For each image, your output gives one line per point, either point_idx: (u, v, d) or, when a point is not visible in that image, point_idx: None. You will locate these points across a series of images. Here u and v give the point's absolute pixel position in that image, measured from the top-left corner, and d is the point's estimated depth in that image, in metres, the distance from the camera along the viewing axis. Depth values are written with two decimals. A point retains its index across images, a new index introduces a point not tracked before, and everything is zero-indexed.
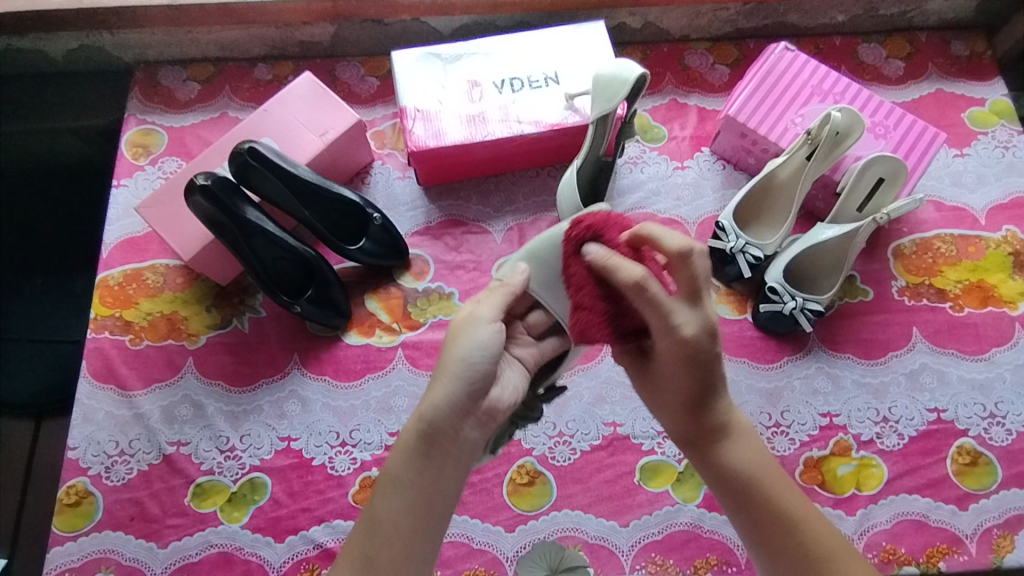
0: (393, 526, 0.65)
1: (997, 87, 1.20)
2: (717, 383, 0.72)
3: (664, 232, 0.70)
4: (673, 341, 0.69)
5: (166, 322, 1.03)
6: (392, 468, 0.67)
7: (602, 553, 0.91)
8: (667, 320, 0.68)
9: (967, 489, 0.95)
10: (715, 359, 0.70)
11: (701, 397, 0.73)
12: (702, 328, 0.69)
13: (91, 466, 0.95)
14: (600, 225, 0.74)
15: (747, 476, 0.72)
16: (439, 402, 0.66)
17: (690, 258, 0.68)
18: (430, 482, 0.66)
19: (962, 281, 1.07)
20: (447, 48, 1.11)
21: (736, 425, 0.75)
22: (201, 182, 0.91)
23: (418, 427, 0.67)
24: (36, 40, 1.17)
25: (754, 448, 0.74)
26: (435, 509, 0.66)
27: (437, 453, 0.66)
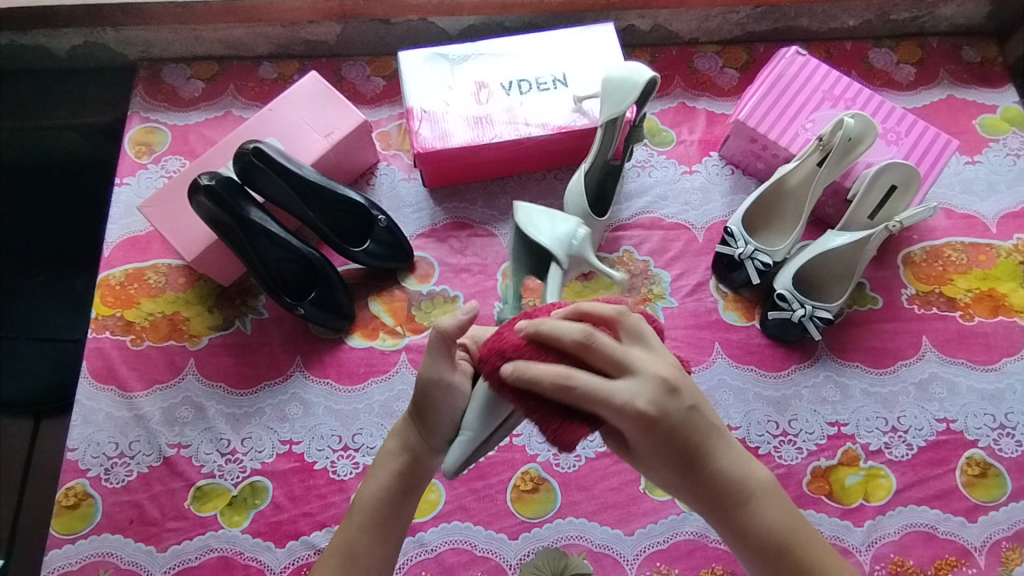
0: (369, 557, 0.70)
1: (1008, 94, 1.19)
2: (701, 439, 0.65)
3: (556, 324, 0.63)
4: (627, 419, 0.62)
5: (167, 323, 1.02)
6: (362, 501, 0.72)
7: (607, 561, 0.90)
8: (612, 403, 0.60)
9: (976, 501, 0.93)
10: (683, 417, 0.64)
11: (695, 462, 0.65)
12: (656, 389, 0.63)
13: (90, 468, 0.94)
14: (498, 346, 0.65)
15: (778, 539, 0.67)
16: (407, 445, 0.72)
17: (594, 338, 0.62)
18: (393, 514, 0.71)
19: (973, 290, 1.05)
20: (454, 49, 1.10)
21: (751, 482, 0.68)
22: (205, 182, 0.90)
23: (384, 466, 0.72)
24: (39, 37, 1.17)
25: (777, 498, 0.69)
26: (394, 536, 0.71)
27: (400, 488, 0.71)
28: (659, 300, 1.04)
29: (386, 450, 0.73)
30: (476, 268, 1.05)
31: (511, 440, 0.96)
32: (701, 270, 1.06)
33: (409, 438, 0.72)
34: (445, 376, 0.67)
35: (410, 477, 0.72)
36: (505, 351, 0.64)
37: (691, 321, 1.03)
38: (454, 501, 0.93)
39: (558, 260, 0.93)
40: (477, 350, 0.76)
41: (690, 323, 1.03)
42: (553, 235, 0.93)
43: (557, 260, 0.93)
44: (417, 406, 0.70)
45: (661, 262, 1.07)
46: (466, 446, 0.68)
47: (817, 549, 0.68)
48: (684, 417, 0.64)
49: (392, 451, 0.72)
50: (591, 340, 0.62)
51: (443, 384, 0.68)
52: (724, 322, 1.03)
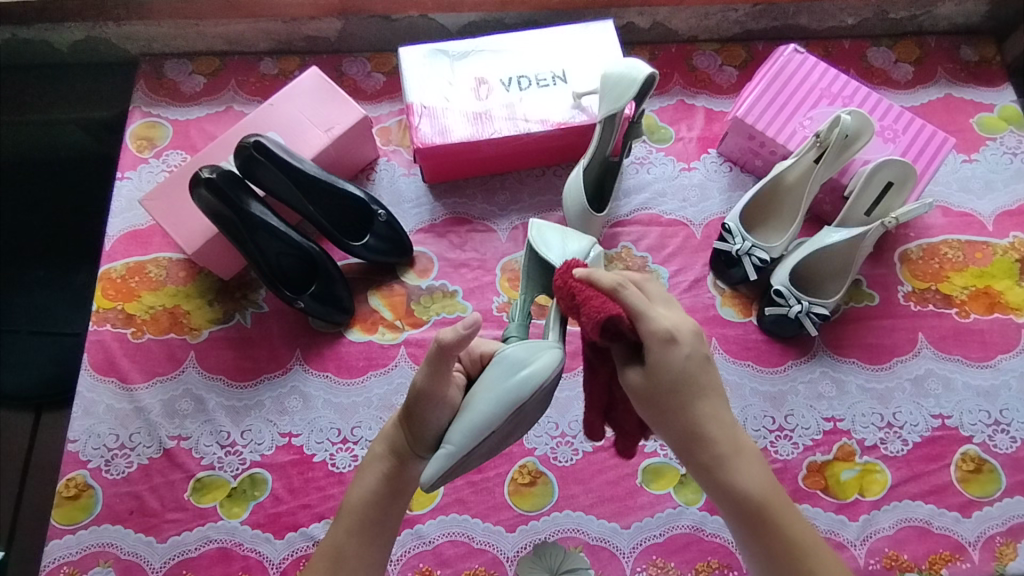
0: (358, 560, 0.71)
1: (1006, 93, 1.19)
2: (706, 392, 0.66)
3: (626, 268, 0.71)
4: (652, 334, 0.64)
5: (168, 316, 1.03)
6: (350, 505, 0.73)
7: (603, 554, 0.91)
8: (648, 316, 0.63)
9: (970, 496, 0.94)
10: (699, 362, 0.66)
11: (691, 406, 0.65)
12: (688, 329, 0.66)
13: (91, 459, 0.95)
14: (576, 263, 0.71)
15: (753, 498, 0.66)
16: (394, 452, 0.74)
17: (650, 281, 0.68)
18: (382, 517, 0.73)
19: (969, 288, 1.06)
20: (454, 45, 1.10)
21: (741, 443, 0.68)
22: (206, 176, 0.90)
23: (372, 472, 0.74)
24: (42, 31, 1.17)
25: (759, 468, 0.68)
26: (383, 537, 0.73)
27: (388, 492, 0.73)
28: None
29: (373, 455, 0.75)
30: (475, 264, 1.06)
31: None
32: (699, 266, 1.07)
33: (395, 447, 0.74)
34: (438, 385, 0.68)
35: (396, 484, 0.73)
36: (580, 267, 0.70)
37: (689, 316, 1.04)
38: (452, 493, 0.94)
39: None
40: (470, 363, 0.77)
41: None
42: (564, 252, 0.86)
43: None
44: (406, 411, 0.72)
45: (659, 258, 1.07)
46: (446, 460, 0.68)
47: (786, 527, 0.66)
48: (700, 361, 0.66)
49: (380, 455, 0.74)
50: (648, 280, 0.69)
51: (434, 393, 0.69)
52: (721, 318, 1.04)
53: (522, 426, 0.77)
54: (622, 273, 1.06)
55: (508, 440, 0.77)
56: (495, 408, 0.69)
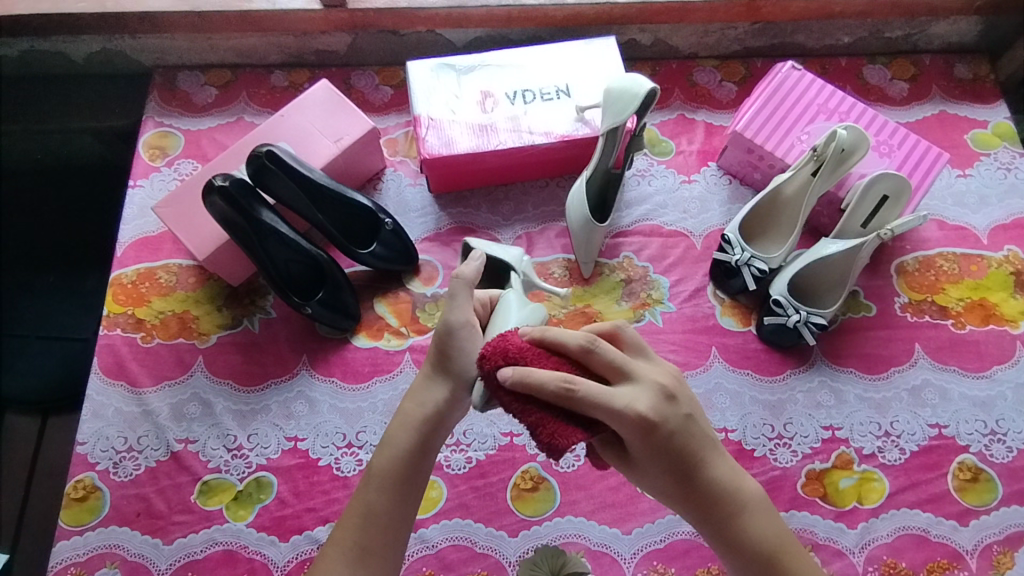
0: (388, 516, 0.72)
1: (999, 110, 1.22)
2: (700, 450, 0.69)
3: (561, 332, 0.67)
4: (627, 424, 0.64)
5: (177, 321, 1.04)
6: (378, 465, 0.74)
7: (605, 560, 0.92)
8: (612, 408, 0.63)
9: (967, 505, 0.95)
10: (681, 424, 0.67)
11: (692, 473, 0.69)
12: (655, 397, 0.66)
13: (99, 461, 0.96)
14: (501, 347, 0.67)
15: (767, 553, 0.69)
16: (424, 403, 0.75)
17: (595, 347, 0.66)
18: (411, 475, 0.74)
19: (964, 299, 1.08)
20: (461, 60, 1.13)
21: (744, 493, 0.71)
22: (219, 183, 0.91)
23: (402, 429, 0.75)
24: (59, 42, 1.20)
25: (768, 516, 0.71)
26: (411, 496, 0.74)
27: (418, 447, 0.75)
28: (657, 305, 1.07)
29: (404, 412, 0.76)
30: None
31: (512, 439, 0.98)
32: (699, 276, 1.09)
33: (425, 398, 0.75)
34: (465, 313, 0.75)
35: (426, 438, 0.75)
36: (508, 352, 0.66)
37: (689, 325, 1.06)
38: (455, 498, 0.95)
39: (518, 270, 0.99)
40: (483, 309, 0.82)
41: (687, 327, 1.06)
42: (507, 251, 1.01)
43: (516, 270, 0.99)
44: (439, 355, 0.76)
45: (660, 268, 1.10)
46: None
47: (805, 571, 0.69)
48: (681, 427, 0.68)
49: (412, 410, 0.75)
50: (591, 350, 0.66)
51: (466, 324, 0.74)
52: (721, 327, 1.06)
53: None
54: (623, 282, 1.08)
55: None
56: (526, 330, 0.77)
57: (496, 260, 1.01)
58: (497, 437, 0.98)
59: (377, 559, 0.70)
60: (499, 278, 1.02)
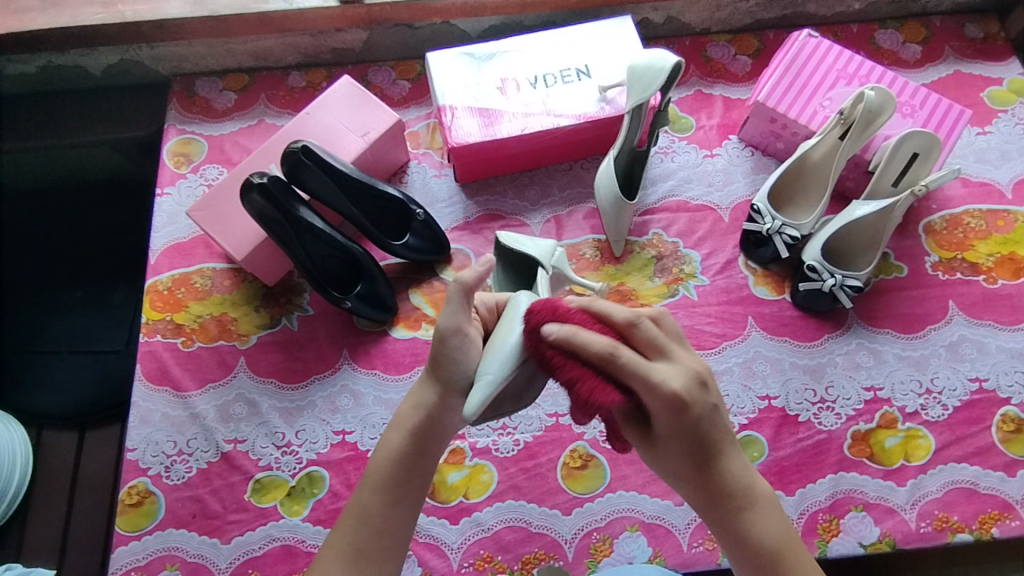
0: (384, 518, 0.70)
1: (1013, 67, 1.23)
2: (720, 440, 0.66)
3: (608, 303, 0.64)
4: (660, 401, 0.60)
5: (216, 324, 1.05)
6: (373, 467, 0.73)
7: (660, 531, 0.93)
8: (652, 381, 0.59)
9: (1013, 456, 0.96)
10: (709, 413, 0.64)
11: (711, 461, 0.65)
12: (691, 380, 0.63)
13: (151, 466, 0.96)
14: (549, 303, 0.64)
15: (775, 556, 0.65)
16: (418, 406, 0.74)
17: (639, 322, 0.63)
18: (405, 477, 0.72)
19: (994, 254, 1.09)
20: (480, 48, 1.14)
21: (756, 492, 0.67)
22: (258, 181, 0.92)
23: (397, 432, 0.74)
24: (76, 57, 1.20)
25: (778, 516, 0.67)
26: (406, 500, 0.71)
27: (414, 450, 0.73)
28: (690, 278, 1.08)
29: (400, 415, 0.75)
30: None
31: (557, 419, 0.99)
32: (730, 248, 1.10)
33: (420, 401, 0.74)
34: (459, 321, 0.71)
35: (420, 440, 0.73)
36: (556, 309, 0.63)
37: (723, 297, 1.06)
38: (506, 480, 0.95)
39: (546, 265, 0.95)
40: (487, 313, 0.79)
41: (722, 299, 1.06)
42: (538, 247, 0.96)
43: (544, 266, 0.95)
44: (434, 359, 0.73)
45: (690, 242, 1.10)
46: (486, 390, 0.67)
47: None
48: (710, 415, 0.64)
49: (406, 413, 0.74)
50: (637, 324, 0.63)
51: (458, 331, 0.71)
52: (755, 297, 1.07)
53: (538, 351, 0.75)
54: (655, 259, 1.09)
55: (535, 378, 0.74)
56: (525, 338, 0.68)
57: (526, 256, 0.96)
58: (542, 418, 0.99)
59: (374, 561, 0.68)
60: (529, 271, 0.98)
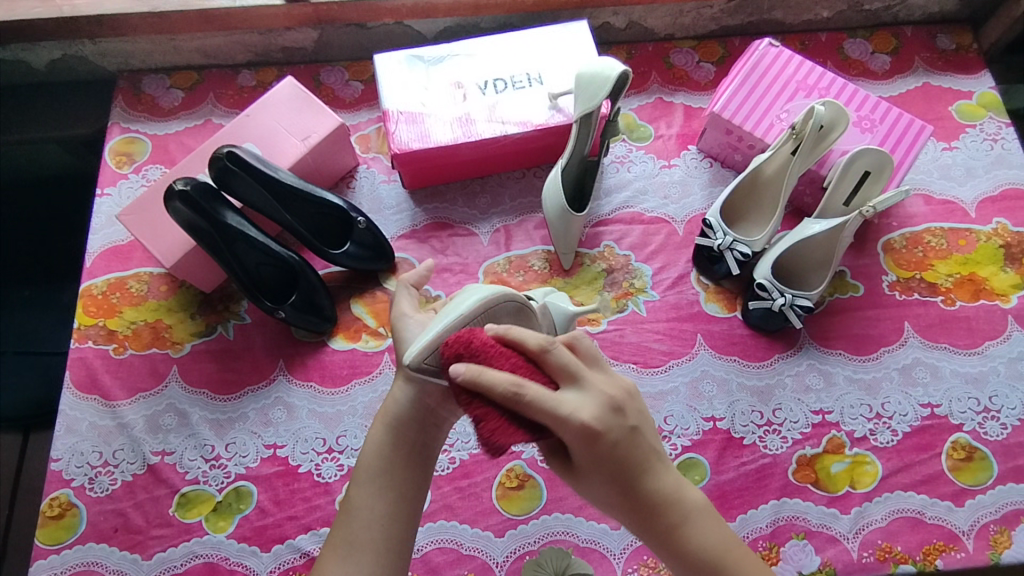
0: (370, 510, 0.69)
1: (984, 80, 1.19)
2: (643, 459, 0.65)
3: (520, 330, 0.63)
4: (574, 433, 0.60)
5: (150, 331, 1.02)
6: (362, 463, 0.72)
7: (594, 556, 0.90)
8: (558, 415, 0.59)
9: (962, 485, 0.93)
10: (626, 437, 0.64)
11: (634, 481, 0.65)
12: (601, 407, 0.62)
13: (74, 477, 0.94)
14: (463, 338, 0.62)
15: (711, 561, 0.66)
16: (395, 400, 0.73)
17: (552, 347, 0.62)
18: (397, 469, 0.71)
19: (954, 275, 1.06)
20: (429, 51, 1.10)
21: (686, 501, 0.67)
22: (180, 188, 0.89)
23: (380, 424, 0.73)
24: (19, 51, 1.15)
25: (710, 521, 0.68)
26: (398, 492, 0.71)
27: (394, 443, 0.72)
28: (640, 293, 1.05)
29: (382, 407, 0.74)
30: (457, 268, 1.06)
31: None
32: (682, 262, 1.07)
33: (396, 395, 0.73)
34: (400, 310, 0.78)
35: (402, 432, 0.72)
36: (471, 345, 0.61)
37: (673, 313, 1.03)
38: (439, 500, 0.93)
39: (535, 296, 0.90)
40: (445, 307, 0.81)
41: (672, 315, 1.03)
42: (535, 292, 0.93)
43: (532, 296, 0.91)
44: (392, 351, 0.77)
45: (642, 256, 1.07)
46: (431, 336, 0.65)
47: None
48: (627, 438, 0.64)
49: (387, 404, 0.73)
50: (547, 352, 0.62)
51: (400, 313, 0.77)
52: (706, 314, 1.04)
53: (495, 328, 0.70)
54: (605, 272, 1.06)
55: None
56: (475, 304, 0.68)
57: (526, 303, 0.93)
58: None
59: (367, 553, 0.67)
60: None
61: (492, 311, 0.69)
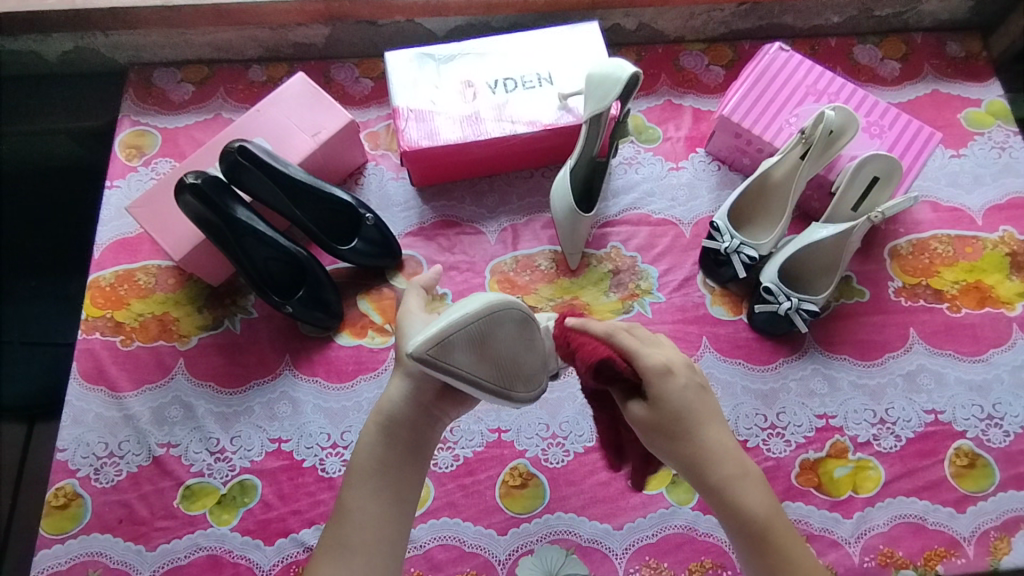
0: (364, 512, 0.69)
1: (992, 88, 1.20)
2: (706, 416, 0.67)
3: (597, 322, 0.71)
4: (649, 369, 0.66)
5: (157, 323, 1.02)
6: (356, 463, 0.72)
7: (596, 556, 0.90)
8: (642, 352, 0.66)
9: (965, 491, 0.94)
10: (695, 388, 0.67)
11: (699, 429, 0.66)
12: (679, 361, 0.69)
13: (80, 468, 0.94)
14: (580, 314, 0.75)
15: (757, 517, 0.64)
16: (390, 397, 0.73)
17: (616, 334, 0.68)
18: (392, 469, 0.71)
19: (959, 282, 1.06)
20: (440, 49, 1.11)
21: (745, 465, 0.67)
22: (191, 181, 0.90)
23: (373, 422, 0.73)
24: (30, 42, 1.16)
25: (765, 488, 0.66)
26: (394, 492, 0.71)
27: (387, 442, 0.72)
28: (646, 295, 1.05)
29: (377, 406, 0.74)
30: (464, 266, 1.06)
31: (499, 435, 0.96)
32: (689, 264, 1.07)
33: (391, 393, 0.73)
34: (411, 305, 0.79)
35: (396, 432, 0.72)
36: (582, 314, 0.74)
37: (679, 315, 1.04)
38: (443, 497, 0.93)
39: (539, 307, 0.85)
40: None
41: (677, 317, 1.03)
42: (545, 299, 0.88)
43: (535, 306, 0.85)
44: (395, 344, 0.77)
45: (648, 257, 1.07)
46: (433, 331, 0.62)
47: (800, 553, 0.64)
48: (697, 391, 0.68)
49: (382, 403, 0.73)
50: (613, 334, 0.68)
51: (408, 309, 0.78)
52: (711, 316, 1.04)
53: (501, 335, 0.66)
54: (611, 273, 1.06)
55: (503, 347, 0.66)
56: (484, 305, 0.65)
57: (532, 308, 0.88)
58: (485, 434, 0.97)
59: (361, 555, 0.67)
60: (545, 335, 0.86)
61: (496, 317, 0.66)
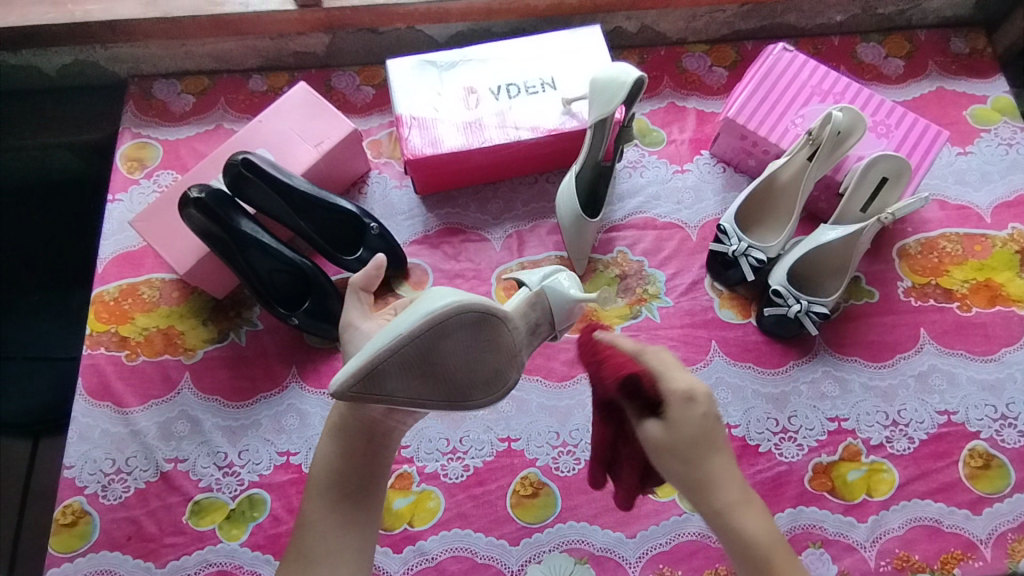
0: (324, 522, 0.74)
1: (998, 84, 1.19)
2: (720, 443, 0.67)
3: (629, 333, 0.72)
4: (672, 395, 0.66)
5: (162, 337, 1.02)
6: (314, 477, 0.78)
7: (609, 564, 0.89)
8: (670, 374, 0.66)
9: (980, 493, 0.93)
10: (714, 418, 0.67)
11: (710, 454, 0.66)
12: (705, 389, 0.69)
13: (87, 485, 0.93)
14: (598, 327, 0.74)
15: (754, 540, 0.65)
16: (338, 412, 0.80)
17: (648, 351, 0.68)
18: (347, 479, 0.77)
19: (970, 281, 1.05)
20: (442, 56, 1.10)
21: (749, 491, 0.68)
22: (195, 196, 0.89)
23: (328, 438, 0.80)
24: (30, 56, 1.15)
25: (763, 513, 0.67)
26: (349, 500, 0.76)
27: (342, 452, 0.78)
28: (653, 299, 1.04)
29: (330, 421, 0.81)
30: (470, 274, 1.06)
31: (509, 444, 0.96)
32: (696, 268, 1.06)
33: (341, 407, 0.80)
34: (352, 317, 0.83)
35: (348, 442, 0.78)
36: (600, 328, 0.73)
37: (687, 319, 1.03)
38: (453, 508, 0.92)
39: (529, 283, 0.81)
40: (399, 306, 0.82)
41: (686, 322, 1.03)
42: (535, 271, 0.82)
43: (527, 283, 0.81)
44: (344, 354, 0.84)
45: (655, 262, 1.06)
46: (356, 363, 0.62)
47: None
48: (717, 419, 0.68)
49: (334, 419, 0.80)
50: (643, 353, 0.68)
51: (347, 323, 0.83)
52: (720, 320, 1.03)
53: (447, 345, 0.63)
54: (618, 278, 1.05)
55: (447, 362, 0.64)
56: (418, 324, 0.62)
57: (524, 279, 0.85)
58: (494, 443, 0.96)
59: (323, 563, 0.72)
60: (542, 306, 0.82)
61: (442, 327, 0.63)
